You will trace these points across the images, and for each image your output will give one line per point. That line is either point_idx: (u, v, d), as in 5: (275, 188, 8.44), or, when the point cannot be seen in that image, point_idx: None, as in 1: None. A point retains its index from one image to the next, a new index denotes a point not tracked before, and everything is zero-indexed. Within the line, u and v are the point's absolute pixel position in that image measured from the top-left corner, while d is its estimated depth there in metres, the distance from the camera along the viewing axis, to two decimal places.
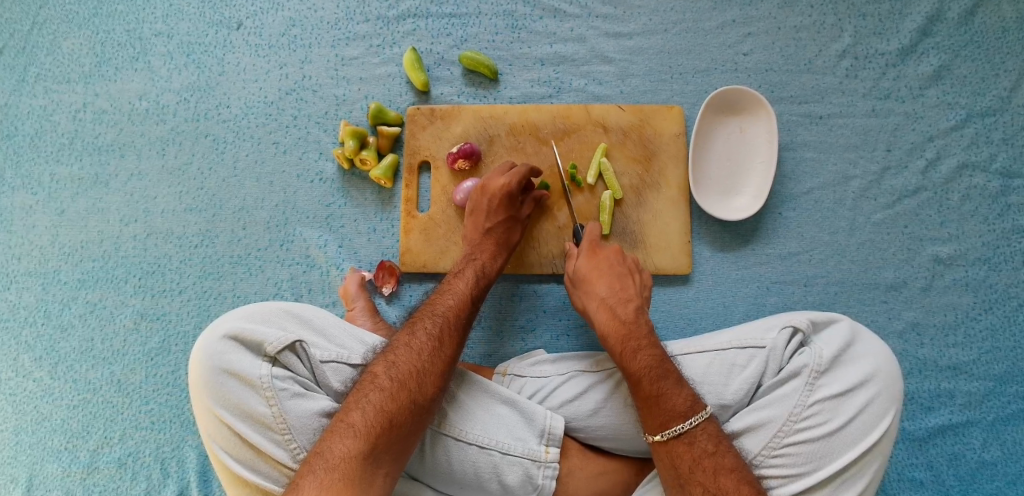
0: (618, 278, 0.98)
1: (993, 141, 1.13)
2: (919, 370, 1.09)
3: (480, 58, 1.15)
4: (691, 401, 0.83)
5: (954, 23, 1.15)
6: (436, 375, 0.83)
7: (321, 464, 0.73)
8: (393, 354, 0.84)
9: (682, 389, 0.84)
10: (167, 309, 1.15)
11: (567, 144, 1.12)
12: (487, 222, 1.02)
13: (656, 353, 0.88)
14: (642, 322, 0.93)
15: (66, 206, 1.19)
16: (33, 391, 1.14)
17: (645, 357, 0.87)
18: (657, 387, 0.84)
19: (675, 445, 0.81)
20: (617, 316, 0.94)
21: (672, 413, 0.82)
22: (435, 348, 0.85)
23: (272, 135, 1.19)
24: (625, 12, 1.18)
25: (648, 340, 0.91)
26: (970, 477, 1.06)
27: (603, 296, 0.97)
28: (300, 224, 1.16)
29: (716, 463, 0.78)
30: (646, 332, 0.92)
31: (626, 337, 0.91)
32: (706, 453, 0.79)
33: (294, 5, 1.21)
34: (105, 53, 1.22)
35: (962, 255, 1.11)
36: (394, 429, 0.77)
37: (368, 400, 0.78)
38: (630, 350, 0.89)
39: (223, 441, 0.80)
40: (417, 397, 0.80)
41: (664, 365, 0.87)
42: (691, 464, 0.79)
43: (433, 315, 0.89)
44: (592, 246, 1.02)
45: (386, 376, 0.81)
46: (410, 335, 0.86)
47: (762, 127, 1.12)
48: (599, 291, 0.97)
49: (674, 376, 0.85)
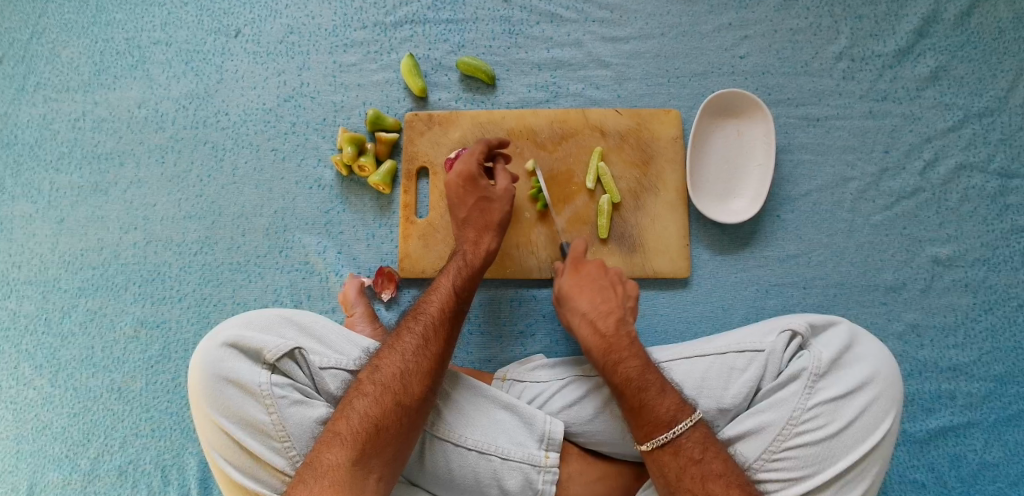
0: (600, 291, 0.96)
1: (991, 142, 1.13)
2: (919, 372, 1.08)
3: (477, 63, 1.15)
4: (674, 410, 0.83)
5: (950, 24, 1.15)
6: (424, 374, 0.82)
7: (311, 473, 0.74)
8: (378, 358, 0.84)
9: (665, 398, 0.84)
10: (167, 317, 1.16)
11: (564, 148, 1.13)
12: (461, 214, 1.02)
13: (638, 363, 0.88)
14: (624, 334, 0.92)
15: (65, 215, 1.19)
16: (33, 400, 1.14)
17: (627, 370, 0.87)
18: (639, 399, 0.84)
19: (661, 454, 0.82)
20: (598, 329, 0.92)
21: (655, 424, 0.82)
22: (419, 347, 0.84)
23: (271, 142, 1.19)
24: (622, 17, 1.19)
25: (629, 351, 0.89)
26: (971, 478, 1.06)
27: (585, 311, 0.95)
28: (298, 231, 1.16)
29: (703, 471, 0.78)
30: (627, 343, 0.90)
31: (607, 351, 0.90)
32: (692, 461, 0.80)
33: (293, 12, 1.21)
34: (103, 61, 1.23)
35: (961, 256, 1.11)
36: (380, 433, 0.77)
37: (354, 407, 0.79)
38: (612, 364, 0.88)
39: (223, 449, 0.81)
40: (403, 398, 0.80)
41: (645, 376, 0.86)
42: (678, 471, 0.80)
43: (419, 316, 0.89)
44: (576, 261, 1.00)
45: (370, 380, 0.81)
46: (395, 338, 0.86)
47: (760, 130, 1.12)
48: (580, 305, 0.95)
49: (655, 387, 0.85)
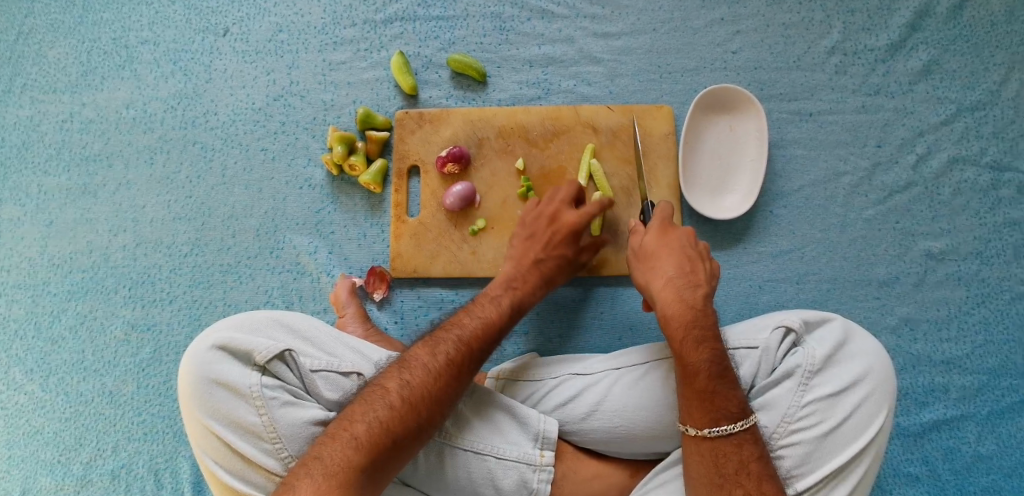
0: (686, 262, 0.91)
1: (984, 135, 1.13)
2: (913, 366, 1.08)
3: (467, 61, 1.14)
4: (745, 405, 0.80)
5: (942, 18, 1.15)
6: (447, 405, 0.82)
7: (320, 469, 0.72)
8: (408, 372, 0.82)
9: (738, 393, 0.80)
10: (158, 320, 1.15)
11: (556, 145, 1.12)
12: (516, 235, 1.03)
13: (718, 348, 0.83)
14: (708, 311, 0.87)
15: (54, 218, 1.18)
16: (24, 404, 1.13)
17: (708, 352, 0.82)
18: (714, 385, 0.80)
19: (722, 444, 0.78)
20: (684, 300, 0.87)
21: (725, 411, 0.79)
22: (453, 378, 0.83)
23: (260, 142, 1.18)
24: (612, 12, 1.18)
25: (713, 331, 0.84)
26: (966, 472, 1.06)
27: (670, 277, 0.89)
28: (289, 231, 1.15)
29: (761, 469, 0.77)
30: (711, 322, 0.85)
31: (691, 323, 0.84)
32: (754, 457, 0.78)
33: (281, 11, 1.20)
34: (90, 62, 1.22)
35: (954, 250, 1.11)
36: (394, 449, 0.76)
37: (375, 414, 0.77)
38: (694, 340, 0.83)
39: (214, 451, 0.80)
40: (423, 422, 0.79)
41: (725, 363, 0.82)
42: (738, 466, 0.77)
43: (456, 339, 0.87)
44: (665, 224, 0.95)
45: (398, 393, 0.79)
46: (430, 355, 0.84)
47: (752, 125, 1.12)
48: (666, 270, 0.90)
49: (732, 376, 0.81)
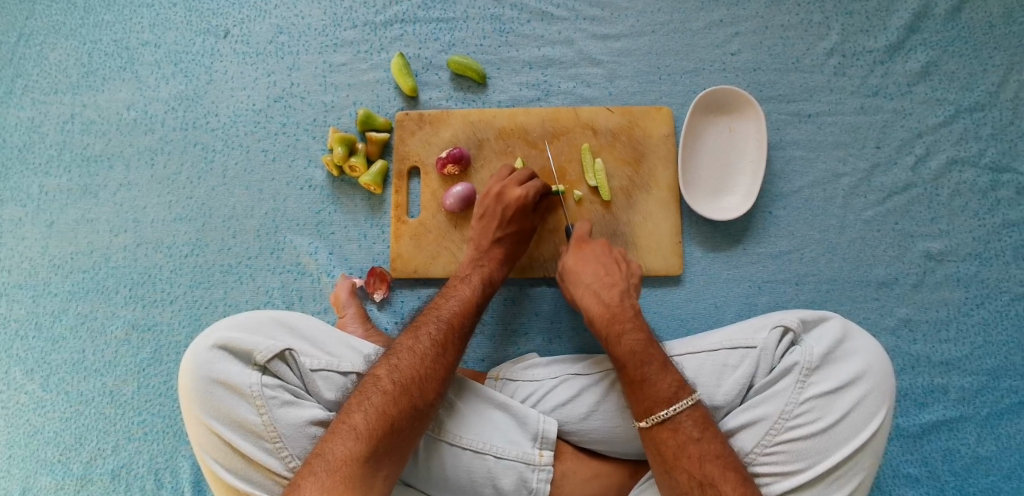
0: (604, 266, 0.96)
1: (982, 137, 1.13)
2: (912, 367, 1.08)
3: (467, 62, 1.15)
4: (675, 387, 0.82)
5: (941, 19, 1.15)
6: (439, 381, 0.82)
7: (323, 465, 0.73)
8: (396, 357, 0.83)
9: (666, 376, 0.83)
10: (158, 319, 1.15)
11: (557, 147, 1.12)
12: (497, 231, 1.01)
13: (642, 336, 0.87)
14: (627, 306, 0.92)
15: (55, 218, 1.18)
16: (25, 404, 1.13)
17: (630, 342, 0.86)
18: (641, 372, 0.83)
19: (660, 431, 0.81)
20: (602, 300, 0.92)
21: (655, 399, 0.81)
22: (437, 355, 0.84)
23: (261, 143, 1.18)
24: (612, 14, 1.18)
25: (633, 323, 0.89)
26: (965, 473, 1.06)
27: (589, 282, 0.95)
28: (289, 232, 1.16)
29: (701, 450, 0.78)
30: (631, 315, 0.90)
31: (611, 320, 0.90)
32: (691, 440, 0.79)
33: (282, 12, 1.21)
34: (92, 63, 1.22)
35: (953, 251, 1.11)
36: (395, 433, 0.76)
37: (370, 402, 0.78)
38: (615, 335, 0.88)
39: (215, 451, 0.80)
40: (419, 403, 0.79)
41: (648, 349, 0.85)
42: (676, 450, 0.79)
43: (437, 320, 0.89)
44: (580, 241, 1.01)
45: (388, 378, 0.80)
46: (414, 339, 0.86)
47: (751, 126, 1.12)
48: (584, 278, 0.96)
49: (657, 361, 0.84)
